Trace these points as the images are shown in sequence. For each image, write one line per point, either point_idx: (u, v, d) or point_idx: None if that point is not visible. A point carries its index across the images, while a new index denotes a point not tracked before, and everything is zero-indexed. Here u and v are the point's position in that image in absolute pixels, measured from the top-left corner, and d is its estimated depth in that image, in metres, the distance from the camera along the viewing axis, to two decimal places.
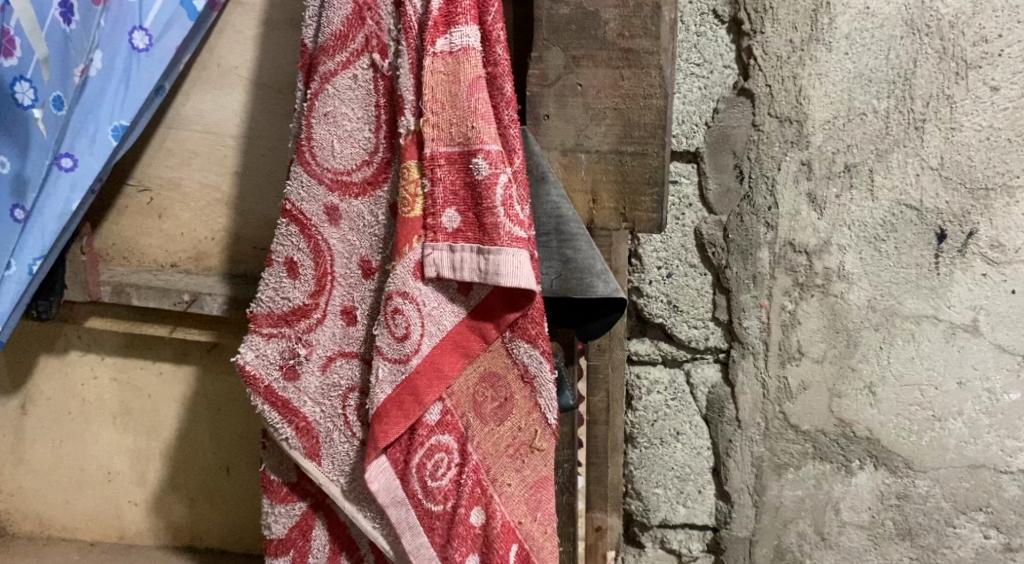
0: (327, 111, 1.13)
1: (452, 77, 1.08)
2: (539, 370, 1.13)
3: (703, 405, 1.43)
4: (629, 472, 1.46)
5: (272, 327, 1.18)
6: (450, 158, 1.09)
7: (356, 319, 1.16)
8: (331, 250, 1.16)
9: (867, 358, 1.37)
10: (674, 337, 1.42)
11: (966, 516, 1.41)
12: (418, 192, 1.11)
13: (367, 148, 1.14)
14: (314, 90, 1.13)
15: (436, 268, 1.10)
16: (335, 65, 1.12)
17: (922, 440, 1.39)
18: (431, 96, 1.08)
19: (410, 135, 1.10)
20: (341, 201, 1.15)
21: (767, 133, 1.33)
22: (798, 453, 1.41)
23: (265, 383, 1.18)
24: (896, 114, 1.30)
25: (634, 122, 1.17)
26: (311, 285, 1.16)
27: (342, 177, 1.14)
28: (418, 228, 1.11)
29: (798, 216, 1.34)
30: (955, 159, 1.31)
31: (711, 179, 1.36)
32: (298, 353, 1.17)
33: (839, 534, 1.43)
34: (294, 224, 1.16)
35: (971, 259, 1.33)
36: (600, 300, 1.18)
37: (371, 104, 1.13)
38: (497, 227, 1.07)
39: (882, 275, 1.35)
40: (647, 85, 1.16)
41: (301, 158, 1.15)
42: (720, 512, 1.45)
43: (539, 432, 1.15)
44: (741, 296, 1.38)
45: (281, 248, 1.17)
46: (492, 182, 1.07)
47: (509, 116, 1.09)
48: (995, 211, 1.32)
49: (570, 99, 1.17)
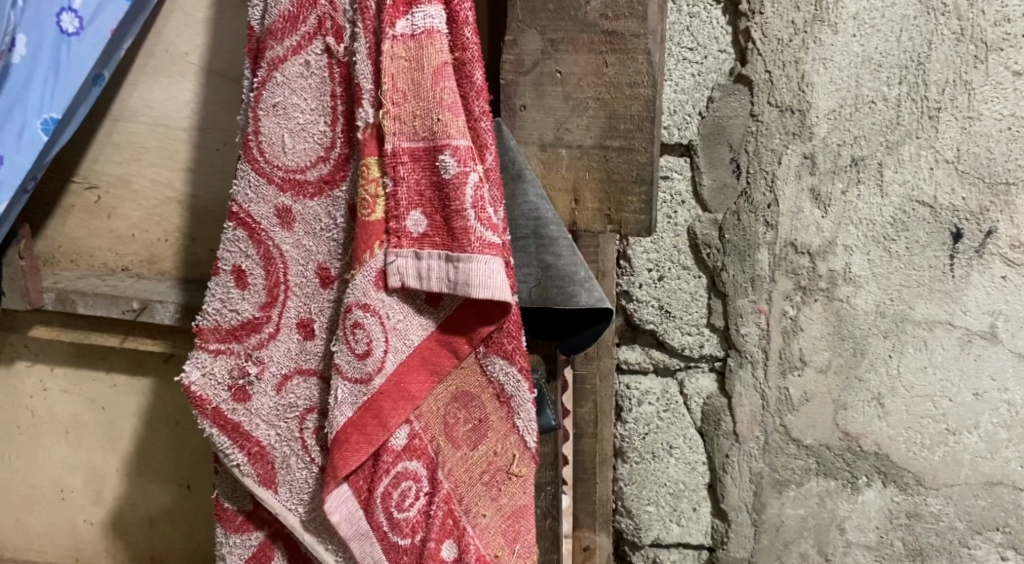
0: (276, 102, 1.04)
1: (414, 63, 0.98)
2: (517, 390, 1.02)
3: (698, 418, 1.32)
4: (619, 488, 1.35)
5: (220, 342, 1.08)
6: (414, 154, 0.99)
7: (313, 331, 1.07)
8: (283, 256, 1.06)
9: (876, 368, 1.26)
10: (666, 345, 1.31)
11: (982, 536, 1.30)
12: (380, 193, 1.01)
13: (322, 142, 1.04)
14: (261, 78, 1.04)
15: (400, 277, 1.00)
16: (285, 50, 1.03)
17: (935, 455, 1.29)
18: (390, 85, 0.99)
19: (369, 129, 1.01)
20: (294, 202, 1.06)
21: (766, 124, 1.22)
22: (800, 469, 1.30)
23: (213, 404, 1.09)
24: (908, 102, 1.19)
25: (620, 113, 1.05)
26: (262, 296, 1.07)
27: (296, 175, 1.05)
28: (381, 233, 1.01)
29: (800, 214, 1.23)
30: (973, 152, 1.20)
31: (705, 174, 1.25)
32: (248, 372, 1.08)
33: (844, 555, 1.32)
34: (242, 228, 1.06)
35: (989, 260, 1.23)
36: (585, 309, 1.07)
37: (326, 94, 1.04)
38: (467, 231, 0.98)
39: (892, 278, 1.24)
40: (633, 72, 1.04)
41: (248, 155, 1.05)
42: (717, 531, 1.34)
43: (517, 457, 1.04)
44: (739, 301, 1.27)
45: (228, 255, 1.07)
46: (461, 182, 0.98)
47: (480, 108, 0.99)
48: (1016, 208, 1.21)
49: (548, 88, 1.06)
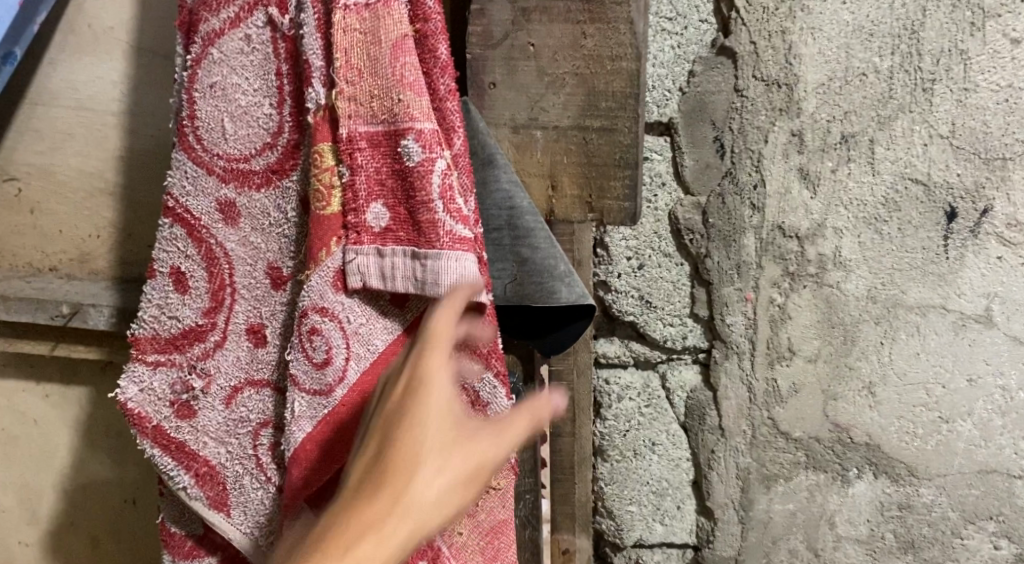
0: (214, 83, 0.96)
1: (369, 37, 0.91)
2: (493, 396, 0.96)
3: (681, 412, 1.25)
4: (599, 489, 1.28)
5: (159, 353, 1.01)
6: (372, 140, 0.92)
7: (264, 338, 1.00)
8: (228, 256, 0.99)
9: (867, 356, 1.20)
10: (647, 337, 1.23)
11: (975, 525, 1.24)
12: (335, 184, 0.93)
13: (269, 126, 0.97)
14: (196, 55, 0.96)
15: (361, 276, 0.93)
16: (221, 23, 0.95)
17: (927, 445, 1.22)
18: (344, 62, 0.92)
19: (321, 111, 0.93)
20: (238, 195, 0.98)
21: (752, 99, 1.14)
22: (788, 462, 1.24)
23: (154, 422, 1.01)
24: (901, 74, 1.12)
25: (601, 90, 0.99)
26: (205, 301, 1.00)
27: (240, 164, 0.97)
28: (338, 228, 0.93)
29: (788, 196, 1.16)
30: (969, 126, 1.13)
31: (687, 155, 1.16)
32: (193, 386, 1.01)
33: (834, 550, 1.26)
34: (179, 225, 0.99)
35: (985, 241, 1.16)
36: (564, 307, 0.99)
37: (270, 72, 0.96)
38: (436, 225, 0.91)
39: (883, 261, 1.17)
40: (614, 44, 0.98)
41: (185, 143, 0.97)
42: (702, 529, 1.27)
43: (495, 469, 0.96)
44: (724, 289, 1.19)
45: (163, 256, 1.00)
46: (427, 169, 0.91)
47: (446, 86, 0.93)
48: (1013, 184, 1.14)
49: (519, 62, 0.99)
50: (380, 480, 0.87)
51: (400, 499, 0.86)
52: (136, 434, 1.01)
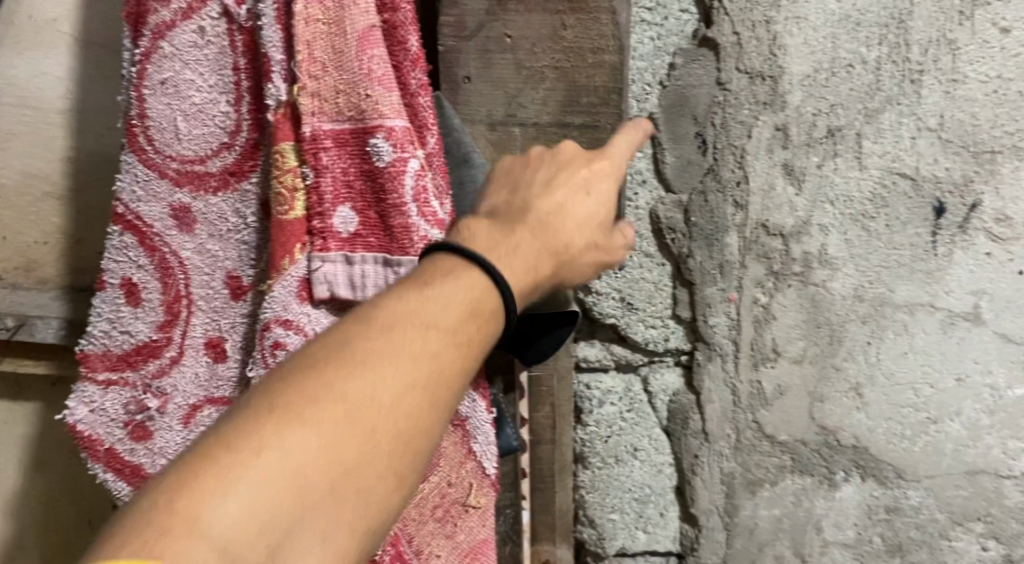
0: (165, 79, 0.93)
1: (334, 28, 0.88)
2: (472, 409, 0.94)
3: (664, 416, 1.22)
4: (580, 497, 1.24)
5: (110, 370, 1.01)
6: (338, 138, 0.90)
7: (223, 351, 0.99)
8: (184, 265, 0.97)
9: (854, 356, 1.16)
10: (628, 339, 1.20)
11: (963, 527, 1.21)
12: (298, 185, 0.91)
13: (226, 125, 0.94)
14: (145, 49, 0.93)
15: (327, 285, 0.92)
16: (172, 14, 0.92)
17: (915, 446, 1.19)
18: (306, 56, 0.89)
19: (281, 107, 0.90)
20: (193, 200, 0.96)
21: (734, 93, 1.10)
22: (774, 467, 1.20)
23: (107, 445, 1.02)
24: (888, 65, 1.08)
25: (581, 84, 1.00)
26: (159, 315, 0.99)
27: (195, 166, 0.95)
28: (301, 233, 0.92)
29: (772, 192, 1.11)
30: (957, 118, 1.09)
31: (668, 151, 1.12)
32: (147, 406, 1.01)
33: (821, 555, 1.23)
34: (131, 233, 0.97)
35: (974, 236, 1.12)
36: (539, 315, 0.97)
37: (226, 67, 0.93)
38: (409, 229, 0.91)
39: (870, 258, 1.13)
40: (595, 35, 0.99)
41: (135, 146, 0.95)
42: (686, 537, 1.24)
43: (475, 488, 0.96)
44: (707, 289, 1.15)
45: (114, 267, 0.98)
46: (398, 170, 0.90)
47: (417, 81, 0.92)
48: (1002, 177, 1.10)
49: (495, 54, 1.00)
50: (510, 229, 0.89)
51: (522, 253, 0.88)
52: (89, 456, 1.02)
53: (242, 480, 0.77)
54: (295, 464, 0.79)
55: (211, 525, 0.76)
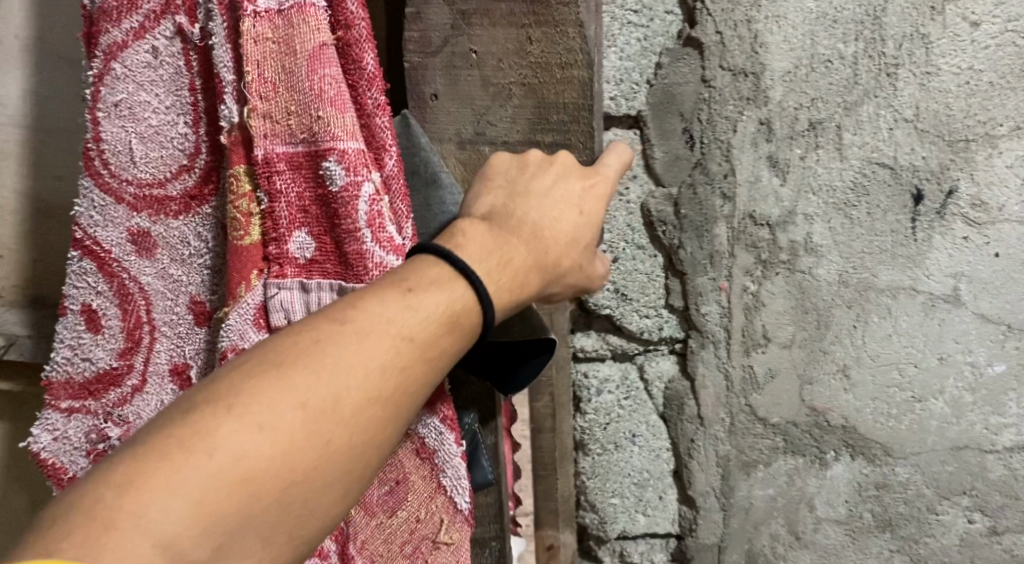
0: (119, 101, 0.96)
1: (284, 47, 0.93)
2: (441, 442, 0.99)
3: (660, 403, 1.26)
4: (581, 482, 1.30)
5: (72, 399, 1.03)
6: (292, 161, 0.95)
7: (189, 378, 1.03)
8: (144, 290, 1.01)
9: (841, 339, 1.21)
10: (623, 329, 1.25)
11: (949, 501, 1.27)
12: (253, 210, 0.96)
13: (184, 147, 0.98)
14: (99, 71, 0.96)
15: (284, 313, 0.96)
16: (124, 34, 0.95)
17: (901, 424, 1.24)
18: (256, 77, 0.94)
19: (236, 130, 0.95)
20: (152, 224, 1.00)
21: (719, 89, 1.14)
22: (767, 448, 1.25)
23: (70, 473, 1.04)
24: (864, 60, 1.13)
25: (550, 101, 1.02)
26: (120, 342, 1.02)
27: (155, 189, 0.99)
28: (258, 259, 0.97)
29: (758, 183, 1.16)
30: (932, 109, 1.14)
31: (656, 147, 1.17)
32: (109, 434, 1.03)
33: (814, 532, 1.28)
34: (89, 258, 1.00)
35: (951, 222, 1.17)
36: (522, 342, 1.02)
37: (183, 88, 0.97)
38: (365, 256, 0.95)
39: (854, 245, 1.18)
40: (562, 50, 1.00)
41: (93, 170, 0.98)
42: (685, 519, 1.29)
43: (445, 523, 1.00)
44: (698, 279, 1.20)
45: (75, 293, 1.01)
46: (352, 194, 0.94)
47: (373, 100, 0.95)
48: (977, 164, 1.15)
49: (462, 71, 1.03)
50: (504, 235, 0.90)
51: (515, 267, 0.89)
52: (54, 484, 1.05)
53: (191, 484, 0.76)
54: (246, 470, 0.78)
55: (155, 524, 0.75)
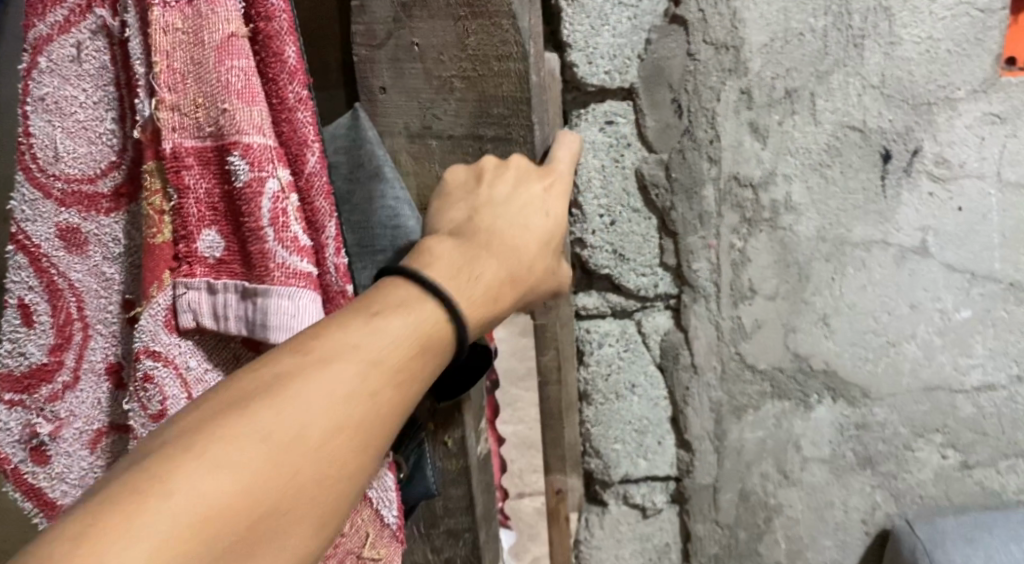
0: (45, 94, 0.99)
1: (193, 38, 0.97)
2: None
3: (657, 354, 1.37)
4: (586, 430, 1.41)
5: (14, 392, 1.06)
6: (201, 156, 0.99)
7: (121, 376, 1.07)
8: (74, 287, 1.04)
9: (820, 291, 1.32)
10: (622, 287, 1.35)
11: (924, 439, 1.39)
12: (165, 208, 0.99)
13: (111, 144, 1.01)
14: (27, 66, 0.99)
15: (193, 314, 1.00)
16: (49, 28, 0.99)
17: (878, 367, 1.36)
18: (164, 67, 0.97)
19: (148, 125, 0.98)
20: (82, 220, 1.02)
21: (703, 62, 1.24)
22: (756, 393, 1.37)
23: (12, 464, 1.07)
24: (834, 32, 1.23)
25: (490, 94, 1.08)
26: (52, 337, 1.04)
27: (83, 186, 1.01)
28: (170, 259, 1.00)
29: (741, 148, 1.27)
30: (896, 76, 1.25)
31: (648, 116, 1.27)
32: (43, 426, 1.06)
33: (802, 470, 1.40)
34: (24, 254, 1.02)
35: (917, 178, 1.29)
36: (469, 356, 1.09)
37: (109, 82, 1.00)
38: (268, 255, 0.99)
39: (829, 203, 1.29)
40: (499, 42, 1.05)
41: (23, 165, 1.00)
42: (682, 462, 1.41)
43: (372, 535, 1.08)
44: (689, 238, 1.31)
45: (13, 288, 1.04)
46: (255, 190, 0.98)
47: (293, 94, 1.00)
48: (939, 126, 1.27)
49: (406, 63, 1.08)
50: (472, 249, 0.99)
51: (485, 279, 0.97)
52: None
53: (178, 517, 0.80)
54: (221, 502, 0.82)
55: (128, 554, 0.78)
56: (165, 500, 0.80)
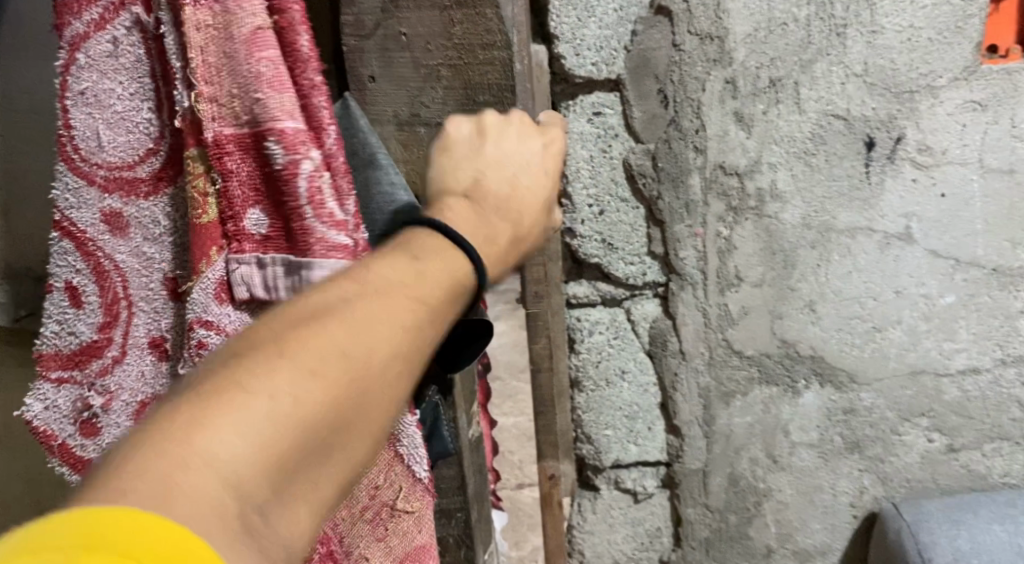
0: (84, 89, 0.94)
1: (222, 32, 0.92)
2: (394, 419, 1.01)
3: (646, 341, 1.39)
4: (578, 417, 1.43)
5: (62, 369, 0.99)
6: (240, 142, 0.94)
7: (168, 351, 1.00)
8: (120, 269, 0.98)
9: (806, 277, 1.34)
10: (611, 276, 1.37)
11: (910, 422, 1.41)
12: (209, 190, 0.95)
13: (150, 132, 0.96)
14: (64, 62, 0.94)
15: (247, 287, 0.96)
16: (85, 26, 0.93)
17: (865, 352, 1.38)
18: (201, 62, 0.92)
19: (186, 116, 0.93)
20: (124, 205, 0.97)
21: (688, 52, 1.26)
22: (744, 379, 1.39)
23: (60, 440, 1.01)
24: (816, 22, 1.25)
25: (477, 82, 1.07)
26: (99, 316, 0.98)
27: (123, 173, 0.96)
28: (216, 237, 0.96)
29: (727, 137, 1.29)
30: (878, 64, 1.26)
31: (635, 107, 1.29)
32: (94, 404, 1.00)
33: (790, 455, 1.42)
34: (70, 239, 0.97)
35: (901, 165, 1.30)
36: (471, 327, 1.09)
37: (145, 75, 0.96)
38: (308, 231, 0.94)
39: (814, 190, 1.31)
40: (485, 30, 1.05)
41: (65, 156, 0.95)
42: (672, 446, 1.43)
43: (405, 490, 1.04)
44: (676, 226, 1.32)
45: (57, 271, 0.98)
46: (293, 171, 0.93)
47: (310, 81, 0.94)
48: (921, 114, 1.29)
49: (394, 53, 1.07)
50: (485, 212, 0.94)
51: (499, 243, 0.93)
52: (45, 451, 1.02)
53: (248, 438, 0.73)
54: (294, 415, 0.75)
55: (203, 470, 0.71)
56: (234, 423, 0.73)
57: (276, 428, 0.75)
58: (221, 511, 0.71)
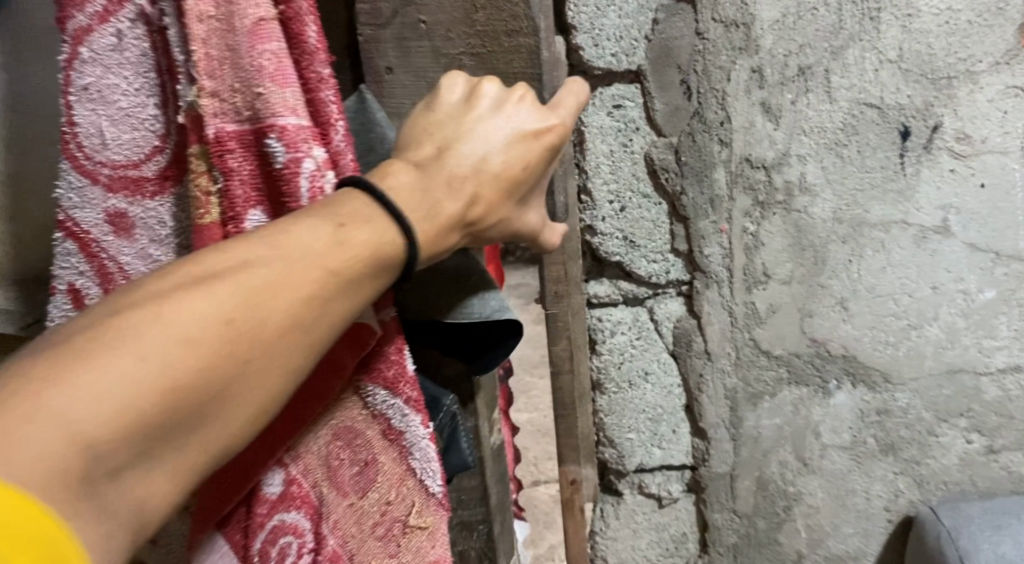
0: (88, 85, 0.87)
1: (227, 25, 0.83)
2: (407, 425, 0.92)
3: (670, 342, 1.34)
4: (600, 419, 1.38)
5: None
6: (243, 140, 0.85)
7: None
8: (123, 272, 0.91)
9: (838, 274, 1.28)
10: (633, 274, 1.32)
11: (948, 423, 1.35)
12: (212, 191, 0.86)
13: (154, 130, 0.88)
14: (67, 55, 0.87)
15: None
16: (89, 18, 0.87)
17: (899, 351, 1.32)
18: (203, 54, 0.83)
19: (188, 112, 0.85)
20: (129, 206, 0.90)
21: (712, 41, 1.20)
22: (772, 379, 1.33)
23: None
24: (849, 6, 1.18)
25: (502, 71, 0.95)
26: None
27: (128, 172, 0.89)
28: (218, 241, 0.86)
29: (753, 129, 1.22)
30: (915, 49, 1.19)
31: (657, 99, 1.23)
32: None
33: (821, 458, 1.36)
34: (72, 239, 0.91)
35: (937, 155, 1.24)
36: (493, 323, 0.99)
37: (151, 70, 0.88)
38: None
39: (846, 183, 1.25)
40: (507, 16, 0.93)
41: (69, 153, 0.89)
42: (698, 450, 1.38)
43: (419, 506, 0.94)
44: (700, 222, 1.27)
45: (62, 273, 0.92)
46: (293, 171, 0.85)
47: (317, 73, 0.86)
48: (960, 100, 1.21)
49: (413, 42, 0.96)
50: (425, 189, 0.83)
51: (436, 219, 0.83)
52: None
53: (96, 401, 0.70)
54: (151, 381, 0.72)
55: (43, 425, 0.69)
56: (82, 385, 0.70)
57: (129, 391, 0.71)
58: (59, 473, 0.69)
